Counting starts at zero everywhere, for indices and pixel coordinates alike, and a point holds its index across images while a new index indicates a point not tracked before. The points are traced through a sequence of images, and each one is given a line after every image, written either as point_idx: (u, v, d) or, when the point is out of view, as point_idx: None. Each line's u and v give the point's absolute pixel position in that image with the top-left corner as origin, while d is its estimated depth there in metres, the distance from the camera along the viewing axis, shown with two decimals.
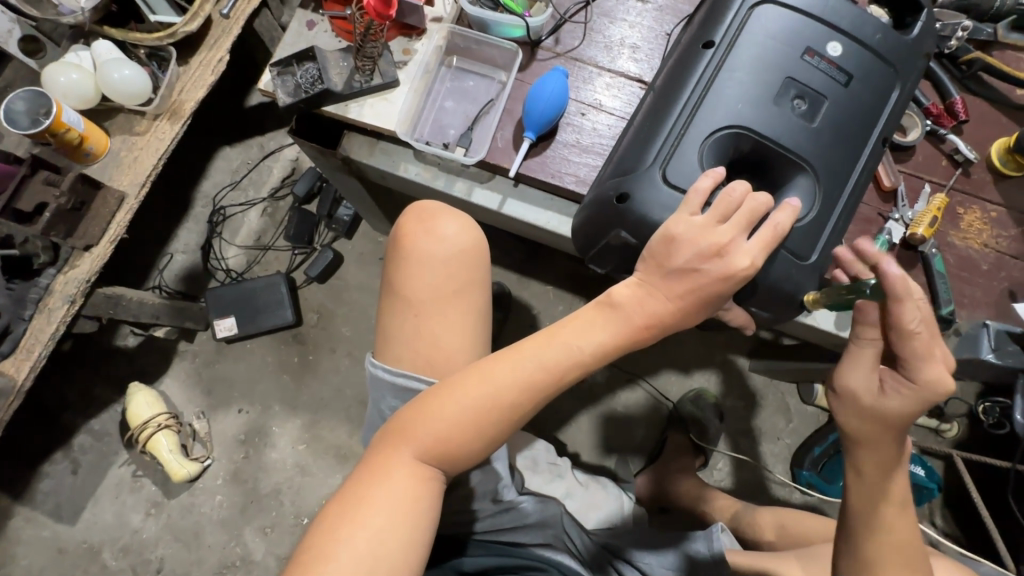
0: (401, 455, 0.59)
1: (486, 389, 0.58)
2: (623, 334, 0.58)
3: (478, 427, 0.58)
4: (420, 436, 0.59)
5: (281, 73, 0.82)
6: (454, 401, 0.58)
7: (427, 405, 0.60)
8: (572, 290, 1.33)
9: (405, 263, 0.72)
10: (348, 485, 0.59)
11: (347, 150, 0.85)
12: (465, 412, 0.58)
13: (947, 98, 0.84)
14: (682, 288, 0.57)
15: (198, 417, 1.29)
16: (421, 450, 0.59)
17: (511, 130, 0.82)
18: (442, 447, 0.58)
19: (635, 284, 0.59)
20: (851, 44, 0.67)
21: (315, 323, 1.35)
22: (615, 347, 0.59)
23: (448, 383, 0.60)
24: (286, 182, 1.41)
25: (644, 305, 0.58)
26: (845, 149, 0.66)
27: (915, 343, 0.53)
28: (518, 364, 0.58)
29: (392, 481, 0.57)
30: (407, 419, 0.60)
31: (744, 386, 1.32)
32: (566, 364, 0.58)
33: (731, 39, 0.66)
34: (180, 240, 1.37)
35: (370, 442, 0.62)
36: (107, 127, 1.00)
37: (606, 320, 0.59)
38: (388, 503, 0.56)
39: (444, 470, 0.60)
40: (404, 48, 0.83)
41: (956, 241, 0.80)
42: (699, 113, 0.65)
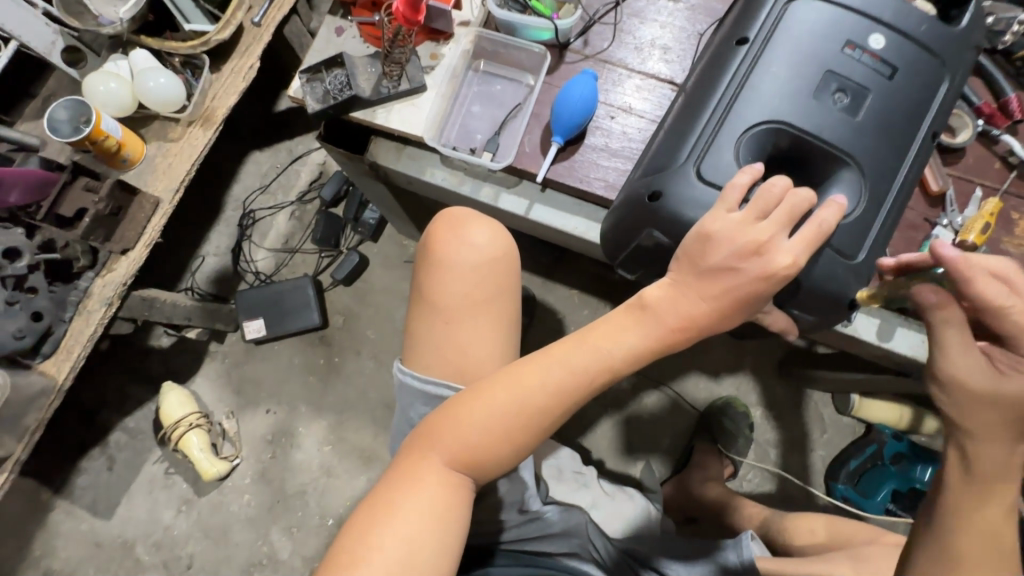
0: (431, 460, 0.58)
1: (516, 393, 0.57)
2: (657, 338, 0.56)
3: (507, 433, 0.57)
4: (448, 441, 0.58)
5: (310, 79, 0.82)
6: (483, 403, 0.58)
7: (456, 410, 0.59)
8: (597, 295, 1.31)
9: (433, 269, 0.71)
10: (375, 494, 0.58)
11: (374, 155, 0.86)
12: (493, 415, 0.57)
13: (1001, 97, 0.79)
14: (719, 288, 0.54)
15: (228, 417, 1.32)
16: (450, 453, 0.58)
17: (539, 134, 0.80)
18: (472, 452, 0.58)
19: (669, 286, 0.57)
20: (894, 36, 0.63)
21: (340, 325, 1.36)
22: (647, 349, 0.57)
23: (478, 388, 0.59)
24: (313, 186, 1.43)
25: (677, 307, 0.56)
26: (891, 145, 0.63)
27: (1015, 316, 0.48)
28: (546, 367, 0.57)
29: (422, 486, 0.57)
30: (435, 424, 0.60)
31: (776, 394, 1.28)
32: (597, 367, 0.57)
33: (766, 35, 0.64)
34: (212, 243, 1.40)
35: (399, 449, 0.62)
36: (144, 134, 1.03)
37: (638, 323, 0.57)
38: (418, 512, 0.56)
39: (474, 476, 0.59)
40: (432, 53, 0.83)
41: (1011, 249, 0.76)
42: (735, 108, 0.63)
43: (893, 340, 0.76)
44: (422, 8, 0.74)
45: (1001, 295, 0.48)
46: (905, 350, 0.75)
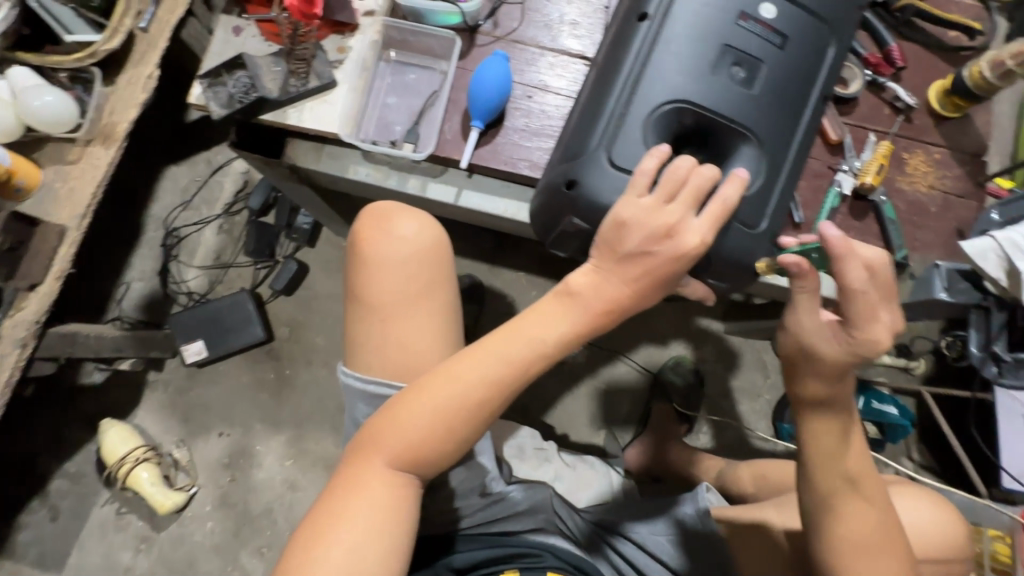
0: (375, 470, 0.58)
1: (455, 396, 0.57)
2: (584, 324, 0.58)
3: (450, 434, 0.58)
4: (392, 447, 0.58)
5: (211, 84, 0.78)
6: (424, 407, 0.58)
7: (397, 416, 0.59)
8: (543, 274, 1.33)
9: (363, 268, 0.70)
10: (318, 505, 0.57)
11: (293, 157, 0.83)
12: (435, 421, 0.57)
13: (884, 46, 0.85)
14: (638, 270, 0.56)
15: (178, 446, 1.26)
16: (394, 458, 0.58)
17: (458, 120, 0.80)
18: (415, 456, 0.58)
19: (591, 272, 0.58)
20: (784, 5, 0.66)
21: (287, 336, 1.32)
22: (576, 336, 0.58)
23: (416, 393, 0.59)
24: (239, 197, 1.36)
25: (602, 291, 0.57)
26: (786, 112, 0.66)
27: (858, 301, 0.54)
28: (482, 363, 0.58)
29: (368, 495, 0.57)
30: (377, 434, 0.59)
31: (720, 347, 1.35)
32: (530, 360, 0.58)
33: (666, 10, 0.66)
34: (135, 268, 1.32)
35: (342, 459, 0.61)
36: (37, 159, 0.95)
37: (566, 311, 0.58)
38: (364, 519, 0.56)
39: (420, 478, 0.59)
40: (339, 46, 0.80)
41: (904, 187, 0.82)
42: (641, 87, 0.65)
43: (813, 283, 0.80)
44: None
45: (860, 282, 0.53)
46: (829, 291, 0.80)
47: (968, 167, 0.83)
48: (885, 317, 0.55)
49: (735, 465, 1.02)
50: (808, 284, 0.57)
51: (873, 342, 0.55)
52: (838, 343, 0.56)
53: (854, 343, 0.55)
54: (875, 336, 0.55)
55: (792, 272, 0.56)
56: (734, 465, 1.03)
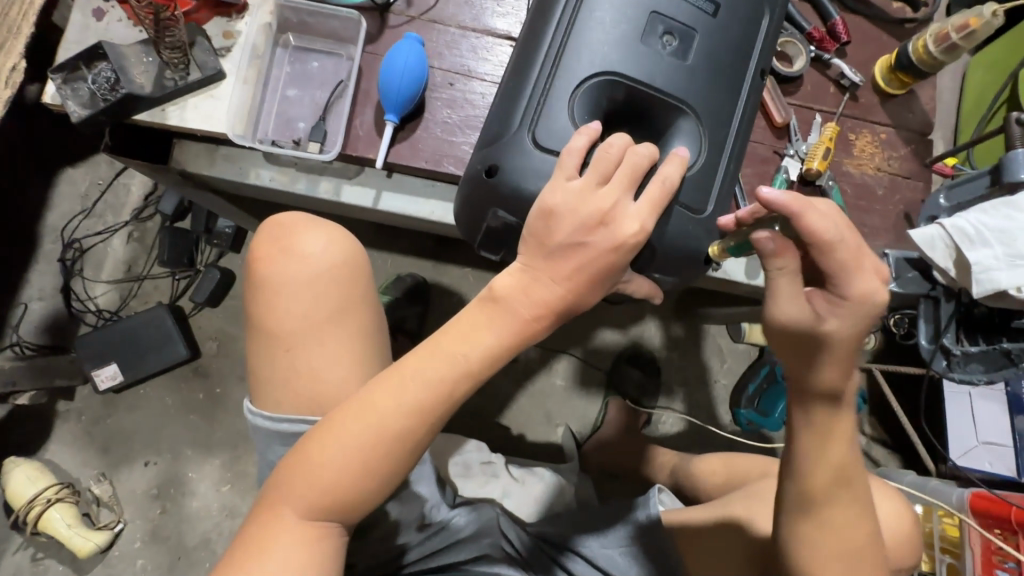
0: (285, 516, 0.50)
1: (371, 423, 0.50)
2: (514, 332, 0.51)
3: (368, 467, 0.51)
4: (303, 488, 0.50)
5: (67, 80, 0.65)
6: (337, 439, 0.50)
7: (307, 452, 0.51)
8: (490, 270, 1.26)
9: (262, 292, 0.61)
10: (221, 565, 0.50)
11: (182, 162, 0.73)
12: (351, 454, 0.50)
13: (828, 20, 0.80)
14: (571, 267, 0.49)
15: (99, 480, 1.15)
16: (307, 501, 0.50)
17: (371, 114, 0.71)
18: (331, 497, 0.50)
19: (518, 273, 0.51)
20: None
21: (215, 352, 1.21)
22: (507, 347, 0.51)
23: (328, 425, 0.51)
24: (149, 200, 1.23)
25: (531, 295, 0.50)
26: (724, 86, 0.60)
27: (840, 256, 0.47)
28: (400, 385, 0.51)
29: (279, 547, 0.49)
30: (286, 475, 0.51)
31: (676, 335, 1.32)
32: (455, 377, 0.51)
33: None
34: (33, 286, 1.18)
35: (251, 506, 0.53)
36: None
37: (493, 319, 0.51)
38: (276, 575, 0.49)
39: (342, 520, 0.52)
40: (224, 31, 0.69)
41: (851, 170, 0.78)
42: (563, 60, 0.57)
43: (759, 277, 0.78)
44: None
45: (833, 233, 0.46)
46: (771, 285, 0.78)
47: (914, 147, 0.80)
48: (868, 265, 0.48)
49: (693, 459, 0.99)
50: (785, 262, 0.49)
51: (873, 295, 0.48)
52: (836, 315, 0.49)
53: (854, 306, 0.48)
54: (868, 287, 0.48)
55: (766, 251, 0.48)
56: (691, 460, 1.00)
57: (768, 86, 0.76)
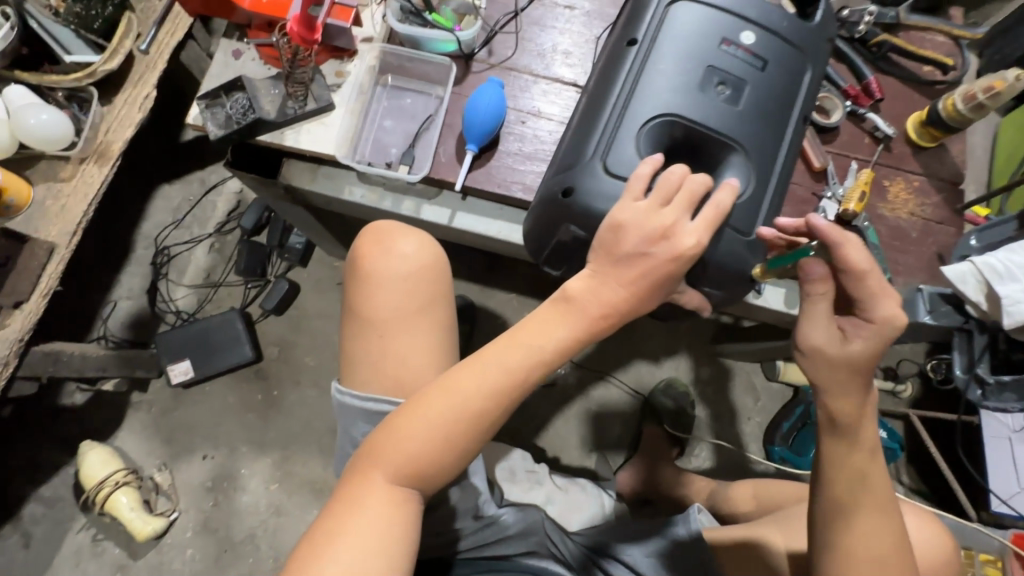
0: (373, 479, 0.57)
1: (453, 400, 0.57)
2: (582, 328, 0.58)
3: (449, 440, 0.57)
4: (390, 455, 0.57)
5: (209, 105, 0.79)
6: (423, 413, 0.58)
7: (396, 423, 0.58)
8: (535, 296, 1.34)
9: (362, 284, 0.70)
10: (320, 518, 0.57)
11: (288, 178, 0.84)
12: (434, 426, 0.57)
13: (863, 79, 0.89)
14: (634, 273, 0.57)
15: (160, 469, 1.23)
16: (394, 466, 0.57)
17: (453, 144, 0.82)
18: (414, 464, 0.57)
19: (588, 277, 0.59)
20: (764, 32, 0.69)
21: (276, 357, 1.31)
22: (576, 341, 0.58)
23: (415, 400, 0.59)
24: (232, 216, 1.36)
25: (599, 297, 0.58)
26: (769, 129, 0.69)
27: (870, 283, 0.55)
28: (480, 369, 0.58)
29: (366, 506, 0.56)
30: (376, 442, 0.58)
31: (711, 369, 1.36)
32: (528, 364, 0.58)
33: (653, 34, 0.69)
34: (123, 286, 1.31)
35: (343, 470, 0.60)
36: (29, 176, 0.95)
37: (564, 316, 0.59)
38: (366, 529, 0.55)
39: (420, 488, 0.58)
40: (337, 71, 0.82)
41: (886, 213, 0.85)
42: (631, 104, 0.67)
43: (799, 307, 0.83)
44: (318, 25, 0.75)
45: (866, 263, 0.55)
46: None
47: (945, 195, 0.86)
48: (892, 294, 0.56)
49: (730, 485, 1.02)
50: (824, 287, 0.57)
51: (894, 319, 0.56)
52: (861, 337, 0.56)
53: (876, 328, 0.56)
54: (891, 312, 0.56)
55: (808, 276, 0.57)
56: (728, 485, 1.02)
57: (808, 135, 0.85)
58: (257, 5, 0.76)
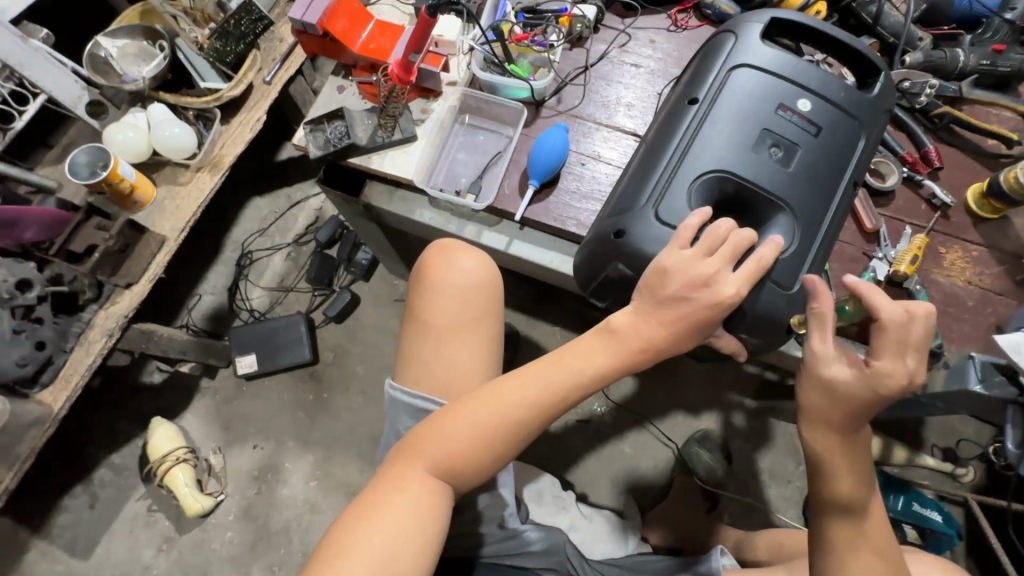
0: (416, 469, 0.62)
1: (497, 412, 0.62)
2: (621, 359, 0.63)
3: (487, 446, 0.62)
4: (432, 450, 0.62)
5: (313, 130, 0.90)
6: (467, 417, 0.63)
7: (441, 422, 0.64)
8: (579, 331, 1.38)
9: (426, 293, 0.77)
10: (366, 492, 0.62)
11: (369, 197, 0.94)
12: (477, 433, 0.62)
13: (921, 148, 0.91)
14: (673, 314, 0.61)
15: (215, 452, 1.33)
16: (436, 460, 0.62)
17: (517, 178, 0.90)
18: (453, 462, 0.62)
19: (632, 313, 0.63)
20: (820, 100, 0.74)
21: (331, 361, 1.40)
22: (613, 371, 0.63)
23: (462, 406, 0.64)
24: (310, 229, 1.51)
25: (639, 331, 0.62)
26: (818, 190, 0.72)
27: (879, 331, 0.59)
28: (523, 384, 0.63)
29: (408, 492, 0.61)
30: (423, 436, 0.64)
31: (752, 426, 1.33)
32: (569, 388, 0.62)
33: (713, 97, 0.74)
34: (209, 282, 1.47)
35: (389, 454, 0.66)
36: (155, 178, 1.12)
37: (606, 346, 0.63)
38: (406, 510, 0.60)
39: (456, 485, 0.63)
40: (423, 108, 0.93)
41: (941, 279, 0.85)
42: (687, 158, 0.72)
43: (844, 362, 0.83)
44: (414, 70, 0.85)
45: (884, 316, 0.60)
46: None
47: (1006, 267, 0.85)
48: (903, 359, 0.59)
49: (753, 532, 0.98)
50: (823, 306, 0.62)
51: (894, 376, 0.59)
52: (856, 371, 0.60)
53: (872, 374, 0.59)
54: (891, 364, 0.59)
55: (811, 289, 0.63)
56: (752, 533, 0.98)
57: (860, 196, 0.87)
58: (365, 49, 0.88)
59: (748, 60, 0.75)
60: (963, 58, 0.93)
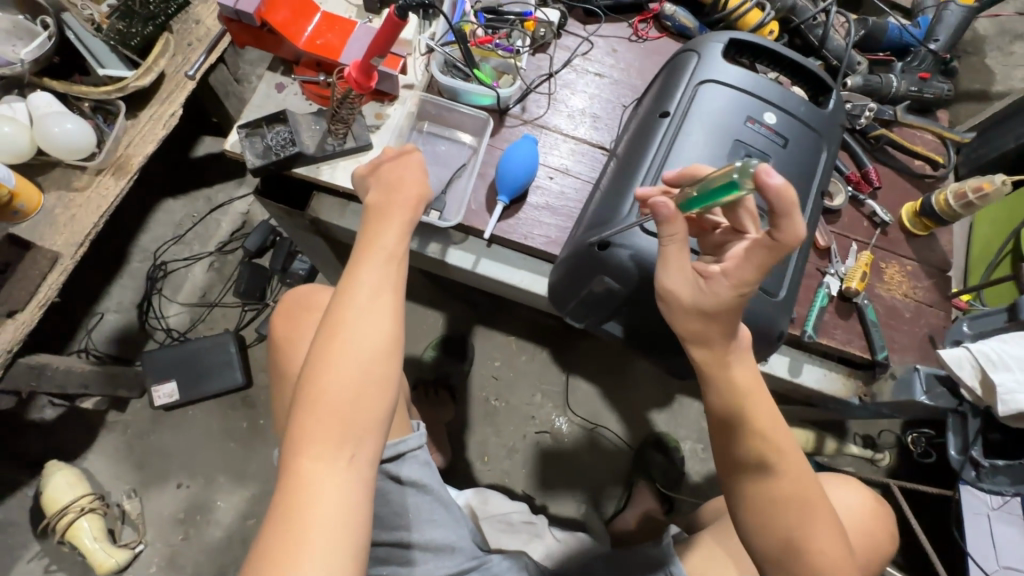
0: (305, 462, 0.50)
1: (337, 338, 0.53)
2: (398, 238, 0.59)
3: (357, 374, 0.52)
4: (311, 454, 0.50)
5: (249, 134, 0.79)
6: (327, 394, 0.51)
7: (302, 428, 0.51)
8: (533, 339, 1.40)
9: (286, 347, 0.75)
10: (265, 534, 0.48)
11: (317, 211, 0.84)
12: (341, 372, 0.52)
13: (862, 167, 0.96)
14: (397, 223, 0.60)
15: (129, 496, 1.16)
16: (323, 453, 0.50)
17: (484, 192, 0.85)
18: (338, 423, 0.51)
19: (395, 215, 0.60)
20: (785, 114, 0.71)
21: (266, 384, 1.26)
22: (403, 251, 0.59)
23: (314, 370, 0.53)
24: (235, 236, 1.35)
25: (396, 232, 0.59)
26: (792, 202, 0.70)
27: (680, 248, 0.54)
28: (360, 316, 0.54)
29: (316, 492, 0.49)
30: (297, 428, 0.51)
31: (702, 427, 1.38)
32: (377, 271, 0.57)
33: (685, 109, 0.70)
34: (112, 298, 1.27)
35: (259, 533, 0.48)
36: (40, 182, 0.93)
37: (385, 228, 0.60)
38: (337, 511, 0.49)
39: (356, 439, 0.52)
40: (377, 113, 0.84)
41: (883, 293, 0.91)
42: (666, 170, 0.68)
43: (802, 375, 0.87)
44: (375, 74, 0.71)
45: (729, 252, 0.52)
46: (813, 383, 0.87)
47: (935, 280, 0.93)
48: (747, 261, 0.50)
49: None
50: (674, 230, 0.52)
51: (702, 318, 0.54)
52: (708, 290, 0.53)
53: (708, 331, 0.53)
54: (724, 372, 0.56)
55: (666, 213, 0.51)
56: None
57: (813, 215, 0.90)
58: (311, 46, 0.77)
59: (714, 74, 0.71)
60: (895, 84, 0.99)
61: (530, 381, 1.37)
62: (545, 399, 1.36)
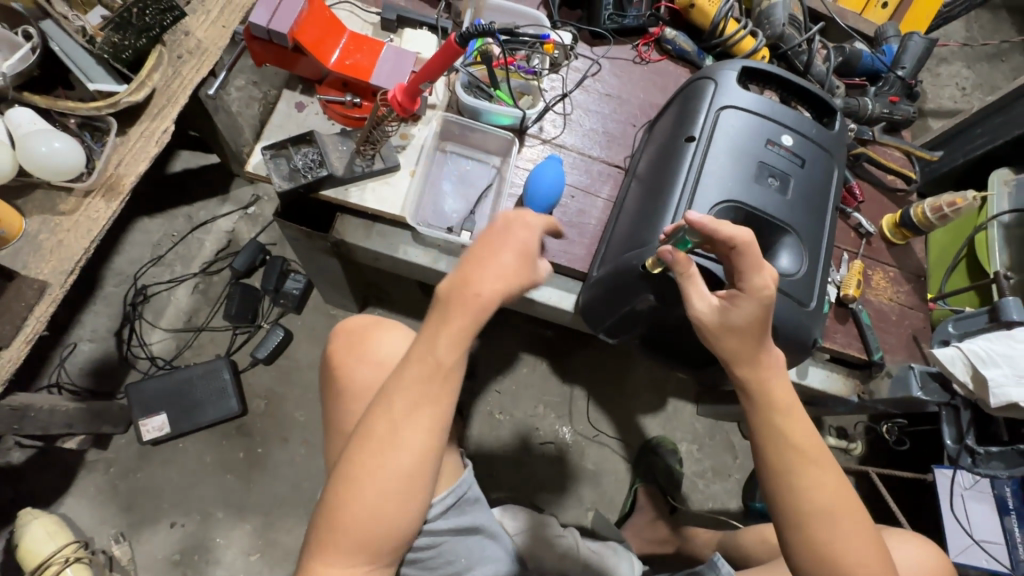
0: (332, 564, 0.55)
1: (374, 457, 0.55)
2: (452, 351, 0.56)
3: (388, 494, 0.55)
4: (339, 556, 0.56)
5: (274, 155, 0.77)
6: (354, 512, 0.55)
7: (329, 536, 0.55)
8: (532, 351, 1.41)
9: (341, 397, 0.72)
10: None
11: (341, 233, 0.82)
12: (374, 492, 0.55)
13: (846, 182, 1.04)
14: (456, 335, 0.56)
15: (117, 541, 1.07)
16: (351, 559, 0.56)
17: (512, 210, 0.85)
18: (368, 538, 0.55)
19: (453, 323, 0.56)
20: (800, 136, 0.79)
21: (262, 411, 1.20)
22: (454, 363, 0.57)
23: (349, 483, 0.55)
24: (221, 256, 1.27)
25: (449, 344, 0.56)
26: (813, 216, 0.77)
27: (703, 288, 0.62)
28: (397, 438, 0.55)
29: None
30: (327, 530, 0.56)
31: (696, 428, 1.44)
32: (422, 389, 0.56)
33: (709, 133, 0.76)
34: (85, 326, 1.18)
35: None
36: (21, 206, 0.85)
37: (437, 336, 0.56)
38: None
39: (382, 550, 0.56)
40: (401, 133, 0.83)
41: (872, 298, 0.99)
42: (699, 191, 0.73)
43: (807, 377, 0.93)
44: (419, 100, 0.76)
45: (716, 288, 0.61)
46: (817, 383, 0.94)
47: (914, 285, 1.02)
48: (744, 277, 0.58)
49: (736, 533, 1.02)
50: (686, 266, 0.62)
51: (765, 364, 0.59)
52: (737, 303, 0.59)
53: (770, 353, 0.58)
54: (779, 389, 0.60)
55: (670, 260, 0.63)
56: (734, 533, 1.03)
57: None
58: (340, 66, 0.77)
59: (732, 101, 0.77)
60: (869, 106, 1.09)
61: (531, 393, 1.38)
62: (547, 410, 1.38)
